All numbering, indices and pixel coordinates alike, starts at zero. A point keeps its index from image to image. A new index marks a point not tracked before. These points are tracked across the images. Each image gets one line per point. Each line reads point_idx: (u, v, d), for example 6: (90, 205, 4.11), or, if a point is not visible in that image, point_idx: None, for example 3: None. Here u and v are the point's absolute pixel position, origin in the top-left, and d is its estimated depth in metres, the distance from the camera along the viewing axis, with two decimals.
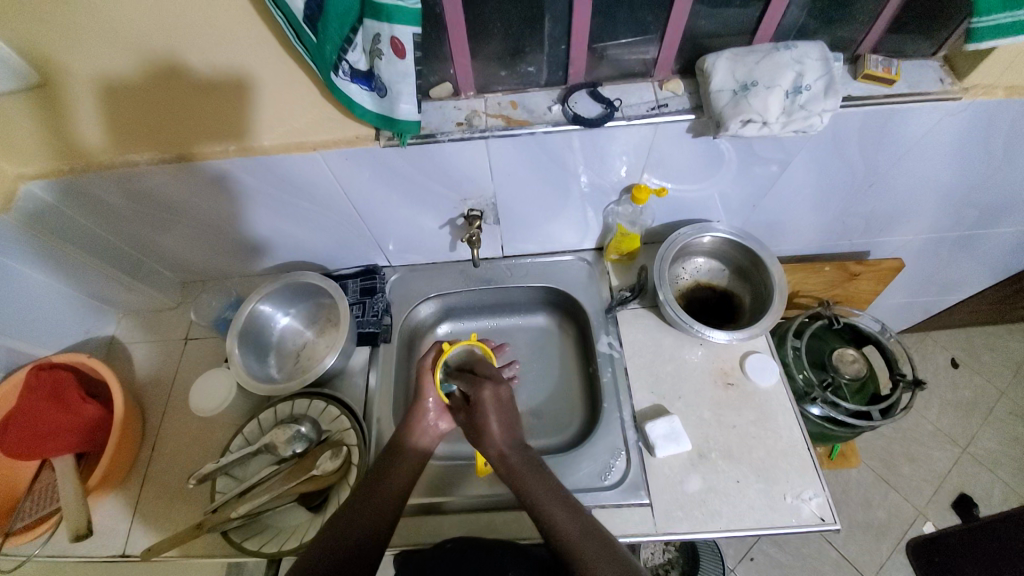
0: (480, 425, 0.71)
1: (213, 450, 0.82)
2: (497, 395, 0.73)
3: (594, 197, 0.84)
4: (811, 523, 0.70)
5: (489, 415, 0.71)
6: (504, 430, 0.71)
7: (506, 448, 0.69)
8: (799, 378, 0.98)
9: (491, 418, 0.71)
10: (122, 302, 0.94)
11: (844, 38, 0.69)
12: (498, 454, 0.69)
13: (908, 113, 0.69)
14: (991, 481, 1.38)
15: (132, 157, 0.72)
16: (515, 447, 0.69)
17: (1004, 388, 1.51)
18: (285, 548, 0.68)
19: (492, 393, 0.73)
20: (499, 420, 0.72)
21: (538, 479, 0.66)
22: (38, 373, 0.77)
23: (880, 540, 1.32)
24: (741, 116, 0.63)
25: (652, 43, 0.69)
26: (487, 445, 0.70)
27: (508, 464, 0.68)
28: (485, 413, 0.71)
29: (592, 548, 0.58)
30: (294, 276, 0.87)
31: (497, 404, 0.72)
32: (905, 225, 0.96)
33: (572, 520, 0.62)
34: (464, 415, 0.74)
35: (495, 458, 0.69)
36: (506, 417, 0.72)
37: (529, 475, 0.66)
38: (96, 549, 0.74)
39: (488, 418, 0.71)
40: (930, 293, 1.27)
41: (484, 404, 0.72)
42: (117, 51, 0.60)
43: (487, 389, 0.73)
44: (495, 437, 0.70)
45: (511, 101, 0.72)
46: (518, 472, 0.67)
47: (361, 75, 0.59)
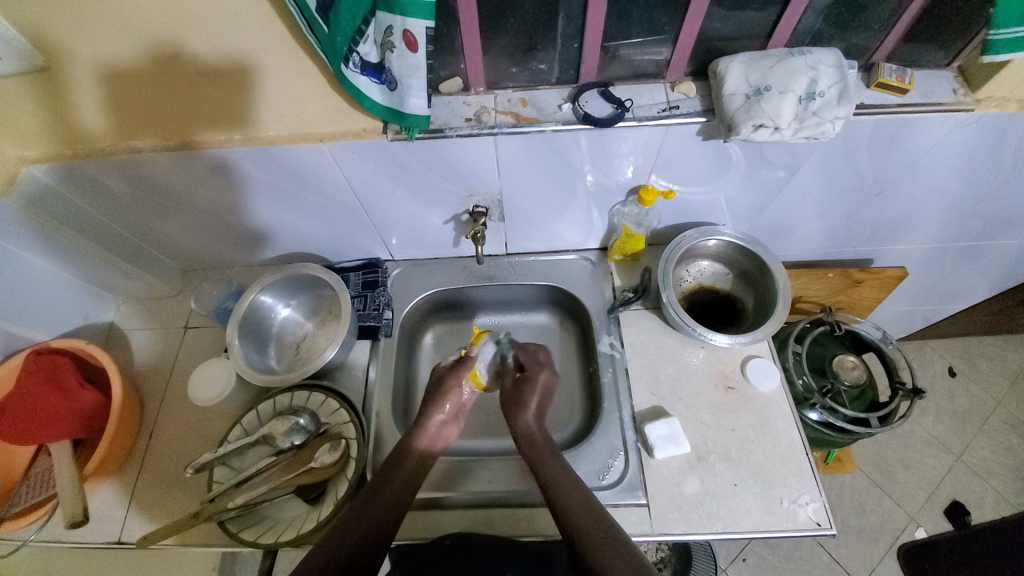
0: (521, 402, 0.77)
1: (212, 440, 0.82)
2: (550, 383, 0.79)
3: (600, 197, 0.83)
4: (807, 527, 0.70)
5: (534, 396, 0.77)
6: (537, 413, 0.76)
7: (535, 428, 0.74)
8: (799, 383, 0.99)
9: (532, 399, 0.77)
10: (122, 288, 0.93)
11: (858, 45, 0.68)
12: (526, 432, 0.74)
13: (920, 123, 0.69)
14: (983, 489, 1.39)
15: (135, 143, 0.71)
16: (542, 428, 0.75)
17: (1000, 398, 1.52)
18: (282, 539, 0.68)
19: (546, 379, 0.79)
20: (538, 402, 0.77)
21: (552, 468, 0.68)
22: (37, 357, 0.76)
23: (872, 544, 1.33)
24: (752, 121, 0.62)
25: (664, 44, 0.68)
26: (517, 420, 0.75)
27: (533, 442, 0.73)
28: (532, 393, 0.77)
29: (595, 528, 0.61)
30: (296, 267, 0.86)
31: (545, 390, 0.78)
32: (910, 234, 0.96)
33: (576, 497, 0.65)
34: (510, 385, 0.80)
35: (521, 435, 0.74)
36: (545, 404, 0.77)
37: (545, 460, 0.70)
38: (92, 536, 0.74)
39: (532, 398, 0.77)
40: (932, 301, 1.27)
41: (536, 387, 0.78)
42: (123, 34, 0.60)
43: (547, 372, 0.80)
44: (527, 417, 0.75)
45: (520, 98, 0.71)
46: (538, 447, 0.72)
47: (371, 67, 0.59)
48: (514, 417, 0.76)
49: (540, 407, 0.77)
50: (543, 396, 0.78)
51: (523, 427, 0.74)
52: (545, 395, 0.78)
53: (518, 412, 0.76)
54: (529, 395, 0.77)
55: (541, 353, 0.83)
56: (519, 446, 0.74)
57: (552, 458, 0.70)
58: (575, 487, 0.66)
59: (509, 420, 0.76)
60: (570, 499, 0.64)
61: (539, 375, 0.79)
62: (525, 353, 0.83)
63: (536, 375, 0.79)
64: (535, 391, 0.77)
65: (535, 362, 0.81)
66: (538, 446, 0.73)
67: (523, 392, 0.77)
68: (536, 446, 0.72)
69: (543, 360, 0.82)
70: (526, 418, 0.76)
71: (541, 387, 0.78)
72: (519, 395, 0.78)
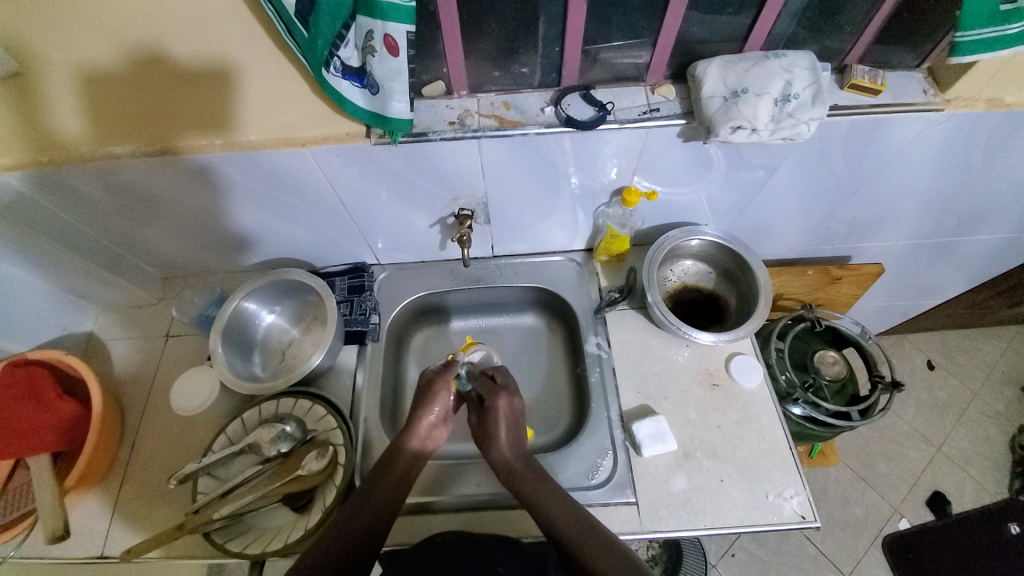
0: (489, 432, 0.74)
1: (195, 449, 0.80)
2: (512, 407, 0.76)
3: (584, 199, 0.84)
4: (791, 521, 0.72)
5: (499, 423, 0.74)
6: (510, 440, 0.74)
7: (510, 453, 0.72)
8: (782, 379, 1.00)
9: (500, 427, 0.74)
10: (100, 296, 0.91)
11: (832, 48, 0.70)
12: (504, 461, 0.72)
13: (892, 123, 0.71)
14: (962, 479, 1.43)
15: (113, 149, 0.69)
16: (520, 455, 0.72)
17: (977, 389, 1.56)
18: (269, 549, 0.67)
19: (507, 404, 0.76)
20: (507, 428, 0.75)
21: (540, 487, 0.68)
22: (14, 370, 0.74)
23: (857, 536, 1.36)
24: (731, 122, 0.63)
25: (644, 48, 0.69)
26: (494, 455, 0.73)
27: (512, 470, 0.71)
28: (496, 420, 0.74)
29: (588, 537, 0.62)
30: (281, 273, 0.86)
31: (510, 414, 0.76)
32: (886, 231, 0.99)
33: (566, 511, 0.65)
34: (476, 416, 0.78)
35: (500, 466, 0.72)
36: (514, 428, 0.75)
37: (528, 477, 0.69)
38: (74, 551, 0.73)
39: (499, 427, 0.74)
40: (910, 297, 1.31)
41: (497, 411, 0.75)
42: (102, 40, 0.60)
43: (507, 396, 0.76)
44: (500, 446, 0.73)
45: (503, 101, 0.72)
46: (521, 478, 0.70)
47: (353, 72, 0.58)
48: (490, 447, 0.74)
49: (512, 433, 0.75)
50: (509, 420, 0.75)
51: (499, 459, 0.72)
52: (511, 419, 0.76)
53: (490, 447, 0.73)
54: (493, 422, 0.74)
55: (500, 376, 0.80)
56: (502, 478, 0.72)
57: (535, 479, 0.69)
58: (558, 497, 0.67)
59: (485, 455, 0.74)
60: (561, 513, 0.64)
61: (497, 400, 0.76)
62: (483, 380, 0.80)
63: (495, 401, 0.76)
64: (499, 417, 0.74)
65: (493, 386, 0.78)
66: (520, 456, 0.73)
67: (489, 424, 0.74)
68: (518, 476, 0.70)
69: (500, 384, 0.78)
70: (499, 449, 0.73)
71: (505, 413, 0.75)
72: (484, 428, 0.75)
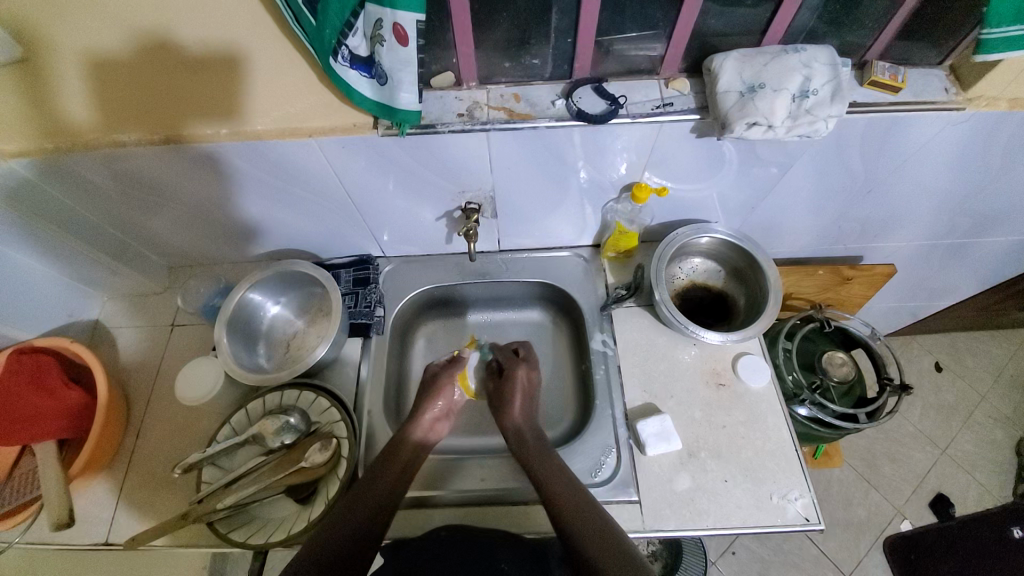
0: (505, 399, 0.77)
1: (199, 439, 0.80)
2: (530, 378, 0.80)
3: (593, 194, 0.83)
4: (796, 523, 0.71)
5: (516, 393, 0.77)
6: (525, 410, 0.77)
7: (524, 424, 0.75)
8: (789, 379, 0.99)
9: (516, 397, 0.77)
10: (106, 284, 0.91)
11: (852, 44, 0.68)
12: (516, 429, 0.75)
13: (911, 121, 0.69)
14: (967, 482, 1.42)
15: (118, 136, 0.68)
16: (532, 427, 0.75)
17: (985, 392, 1.54)
18: (272, 539, 0.67)
19: (525, 375, 0.79)
20: (522, 398, 0.77)
21: (547, 465, 0.69)
22: (19, 357, 0.75)
23: (859, 537, 1.35)
24: (746, 118, 0.62)
25: (659, 40, 0.67)
26: (506, 419, 0.76)
27: (523, 440, 0.73)
28: (514, 391, 0.77)
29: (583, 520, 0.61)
30: (286, 264, 0.85)
31: (526, 385, 0.79)
32: (899, 231, 0.97)
33: (567, 491, 0.65)
34: (493, 383, 0.81)
35: (511, 434, 0.74)
36: (530, 401, 0.78)
37: (537, 457, 0.70)
38: (79, 537, 0.73)
39: (515, 398, 0.77)
40: (920, 298, 1.29)
41: (517, 380, 0.78)
42: (109, 27, 0.60)
43: (527, 366, 0.80)
44: (515, 414, 0.76)
45: (513, 93, 0.70)
46: (530, 454, 0.71)
47: (361, 61, 0.57)
48: (503, 415, 0.77)
49: (526, 403, 0.78)
50: (526, 393, 0.78)
51: (512, 426, 0.75)
52: (528, 390, 0.79)
53: (504, 411, 0.77)
54: (511, 389, 0.78)
55: (522, 350, 0.84)
56: (512, 448, 0.74)
57: (547, 458, 0.70)
58: (565, 477, 0.67)
59: (498, 419, 0.77)
60: (563, 495, 0.64)
61: (517, 370, 0.80)
62: (505, 353, 0.84)
63: (515, 371, 0.79)
64: (517, 389, 0.77)
65: (515, 357, 0.82)
66: (535, 437, 0.74)
67: (507, 393, 0.77)
68: (526, 446, 0.72)
69: (523, 357, 0.82)
70: (514, 415, 0.76)
71: (522, 383, 0.79)
72: (502, 394, 0.78)
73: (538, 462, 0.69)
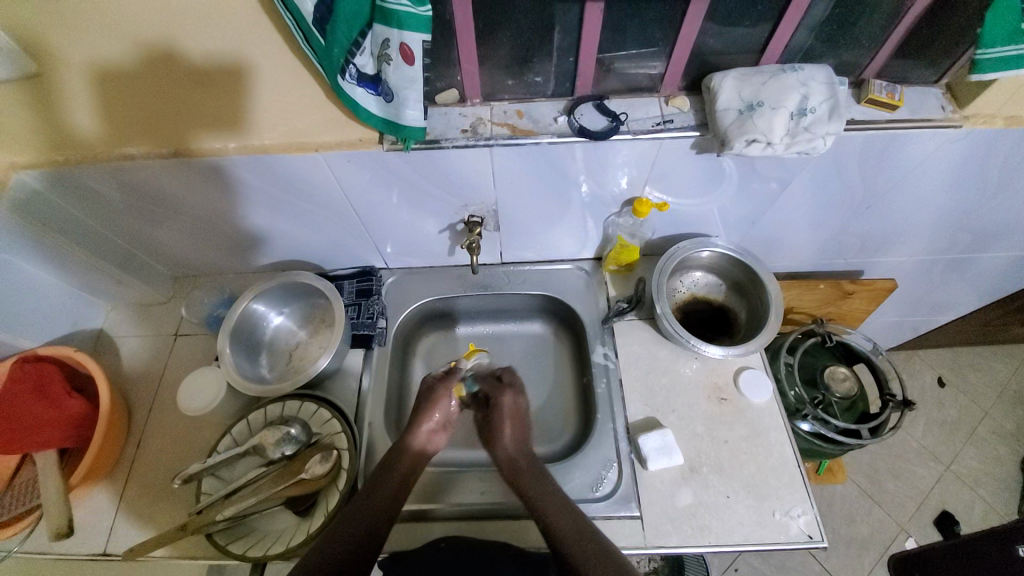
0: (494, 428, 0.75)
1: (199, 450, 0.80)
2: (517, 405, 0.77)
3: (594, 208, 0.84)
4: (799, 540, 0.70)
5: (504, 421, 0.75)
6: (516, 436, 0.75)
7: (516, 454, 0.73)
8: (791, 394, 0.99)
9: (504, 422, 0.75)
10: (111, 294, 0.92)
11: (849, 63, 0.69)
12: (507, 457, 0.73)
13: (908, 139, 0.70)
14: (973, 499, 1.40)
15: (128, 150, 0.70)
16: (523, 454, 0.73)
17: (989, 408, 1.53)
18: (270, 552, 0.67)
19: (511, 402, 0.77)
20: (510, 424, 0.75)
21: (542, 490, 0.67)
22: (23, 365, 0.75)
23: (863, 555, 1.33)
24: (745, 136, 0.63)
25: (659, 58, 0.69)
26: (497, 448, 0.74)
27: (516, 467, 0.72)
28: (500, 418, 0.75)
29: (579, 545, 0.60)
30: (291, 275, 0.86)
31: (514, 412, 0.76)
32: (899, 247, 0.97)
33: (563, 514, 0.64)
34: (481, 413, 0.78)
35: (503, 462, 0.73)
36: (520, 427, 0.75)
37: (530, 481, 0.69)
38: (76, 547, 0.73)
39: (503, 422, 0.75)
40: (922, 313, 1.29)
41: (502, 409, 0.76)
42: (116, 39, 0.60)
43: (512, 393, 0.78)
44: (506, 443, 0.74)
45: (516, 110, 0.72)
46: (523, 476, 0.70)
47: (367, 79, 0.59)
48: (494, 444, 0.75)
49: (516, 431, 0.75)
50: (514, 418, 0.76)
51: (502, 454, 0.73)
52: (515, 417, 0.76)
53: (494, 439, 0.74)
54: (499, 419, 0.75)
55: (507, 375, 0.81)
56: (505, 474, 0.73)
57: (540, 480, 0.69)
58: (559, 501, 0.66)
59: (489, 448, 0.75)
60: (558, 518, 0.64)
61: (502, 398, 0.77)
62: (489, 380, 0.80)
63: (500, 399, 0.77)
64: (504, 415, 0.76)
65: (500, 384, 0.79)
66: (529, 461, 0.72)
67: (494, 419, 0.76)
68: (521, 473, 0.71)
69: (507, 383, 0.79)
70: (504, 444, 0.74)
71: (509, 410, 0.76)
72: (490, 422, 0.76)
73: (529, 483, 0.69)
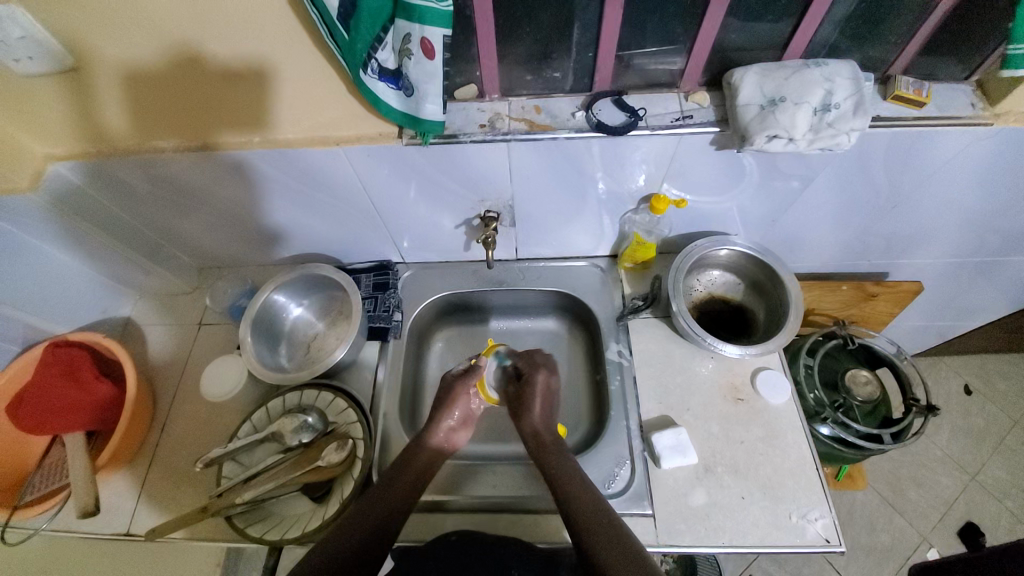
0: (524, 403, 0.75)
1: (220, 436, 0.83)
2: (549, 384, 0.76)
3: (611, 205, 0.83)
4: (815, 544, 0.69)
5: (536, 398, 0.74)
6: (544, 413, 0.74)
7: (542, 426, 0.73)
8: (811, 398, 0.97)
9: (536, 400, 0.75)
10: (139, 284, 0.95)
11: (876, 58, 0.68)
12: (534, 431, 0.73)
13: (937, 136, 0.68)
14: (1000, 511, 1.35)
15: (158, 143, 0.73)
16: (551, 429, 0.73)
17: (1019, 418, 1.48)
18: (287, 536, 0.69)
19: (545, 380, 0.76)
20: (541, 401, 0.75)
21: (565, 465, 0.68)
22: (54, 350, 0.78)
23: (881, 564, 1.29)
24: (767, 131, 0.62)
25: (680, 54, 0.68)
26: (523, 422, 0.74)
27: (541, 441, 0.72)
28: (534, 394, 0.75)
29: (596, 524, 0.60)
30: (311, 267, 0.88)
31: (546, 391, 0.76)
32: (925, 248, 0.95)
33: (584, 493, 0.64)
34: (513, 387, 0.78)
35: (529, 434, 0.73)
36: (550, 405, 0.75)
37: (554, 455, 0.69)
38: (100, 526, 0.76)
39: (535, 400, 0.74)
40: (949, 317, 1.25)
41: (536, 386, 0.75)
42: (145, 38, 0.61)
43: (546, 373, 0.77)
44: (534, 417, 0.73)
45: (534, 105, 0.72)
46: (547, 451, 0.70)
47: (389, 74, 0.60)
48: (521, 418, 0.75)
49: (546, 407, 0.75)
50: (546, 396, 0.76)
51: (529, 427, 0.72)
52: (547, 396, 0.76)
53: (522, 413, 0.74)
54: (530, 394, 0.75)
55: (541, 355, 0.80)
56: (529, 447, 0.73)
57: (562, 457, 0.69)
58: (575, 473, 0.67)
59: (516, 421, 0.75)
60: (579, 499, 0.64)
61: (536, 375, 0.76)
62: (523, 357, 0.80)
63: (534, 376, 0.76)
64: (536, 392, 0.75)
65: (532, 363, 0.78)
66: (552, 434, 0.73)
67: (526, 397, 0.75)
68: (544, 446, 0.71)
69: (541, 361, 0.79)
70: (532, 419, 0.73)
71: (542, 388, 0.76)
72: (521, 398, 0.75)
73: (553, 461, 0.69)
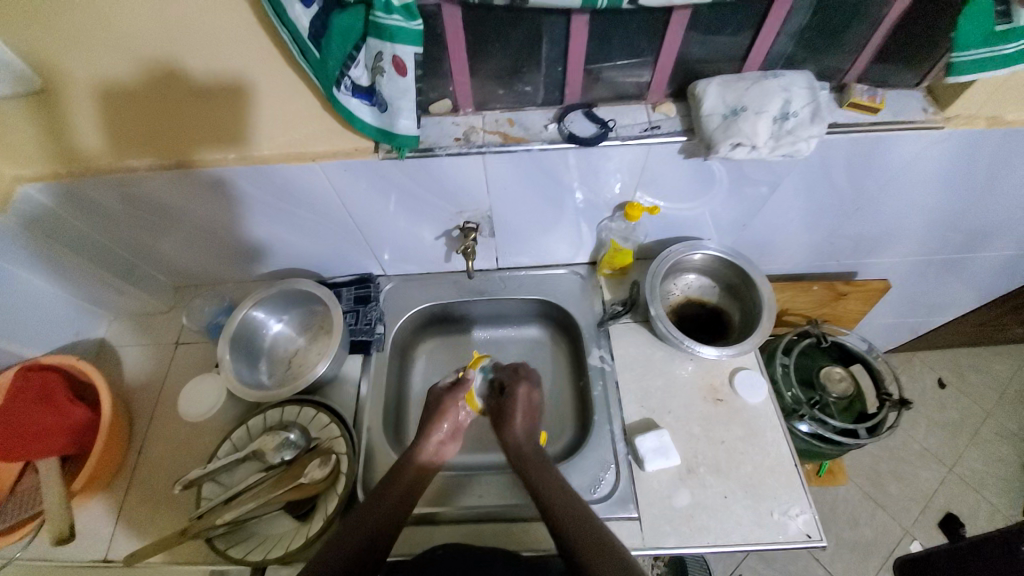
0: (506, 416, 0.76)
1: (199, 456, 0.81)
2: (531, 397, 0.78)
3: (588, 213, 0.85)
4: (797, 539, 0.71)
5: (517, 410, 0.76)
6: (525, 426, 0.76)
7: (523, 440, 0.74)
8: (788, 396, 0.99)
9: (516, 413, 0.76)
10: (114, 305, 0.94)
11: (831, 68, 0.71)
12: (516, 444, 0.73)
13: (894, 140, 0.71)
14: (976, 501, 1.39)
15: (130, 162, 0.73)
16: (532, 442, 0.74)
17: (991, 409, 1.53)
18: (270, 556, 0.68)
19: (526, 393, 0.78)
20: (523, 415, 0.76)
21: (544, 478, 0.68)
22: (27, 374, 0.76)
23: (867, 559, 1.32)
24: (731, 140, 0.65)
25: (646, 67, 0.71)
26: (508, 435, 0.75)
27: (523, 454, 0.72)
28: (514, 407, 0.76)
29: (580, 533, 0.61)
30: (290, 283, 0.88)
31: (528, 403, 0.78)
32: (891, 248, 0.98)
33: (566, 505, 0.65)
34: (495, 402, 0.80)
35: (510, 449, 0.73)
36: (531, 418, 0.77)
37: (534, 467, 0.70)
38: (77, 554, 0.73)
39: (516, 412, 0.76)
40: (918, 313, 1.29)
41: (518, 399, 0.77)
42: (117, 57, 0.61)
43: (527, 386, 0.79)
44: (516, 430, 0.74)
45: (507, 118, 0.74)
46: (528, 464, 0.71)
47: (362, 90, 0.61)
48: (504, 430, 0.76)
49: (527, 419, 0.77)
50: (528, 411, 0.77)
51: (513, 440, 0.73)
52: (529, 409, 0.78)
53: (505, 428, 0.75)
54: (513, 407, 0.76)
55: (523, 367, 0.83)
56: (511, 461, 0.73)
57: (542, 469, 0.70)
58: (559, 483, 0.68)
59: (499, 434, 0.76)
60: (564, 509, 0.64)
61: (517, 388, 0.78)
62: (505, 371, 0.82)
63: (515, 388, 0.78)
64: (519, 406, 0.76)
65: (515, 375, 0.81)
66: (533, 448, 0.73)
67: (507, 409, 0.77)
68: (526, 460, 0.71)
69: (523, 374, 0.81)
70: (514, 431, 0.75)
71: (523, 400, 0.78)
72: (504, 412, 0.77)
73: (537, 474, 0.69)
